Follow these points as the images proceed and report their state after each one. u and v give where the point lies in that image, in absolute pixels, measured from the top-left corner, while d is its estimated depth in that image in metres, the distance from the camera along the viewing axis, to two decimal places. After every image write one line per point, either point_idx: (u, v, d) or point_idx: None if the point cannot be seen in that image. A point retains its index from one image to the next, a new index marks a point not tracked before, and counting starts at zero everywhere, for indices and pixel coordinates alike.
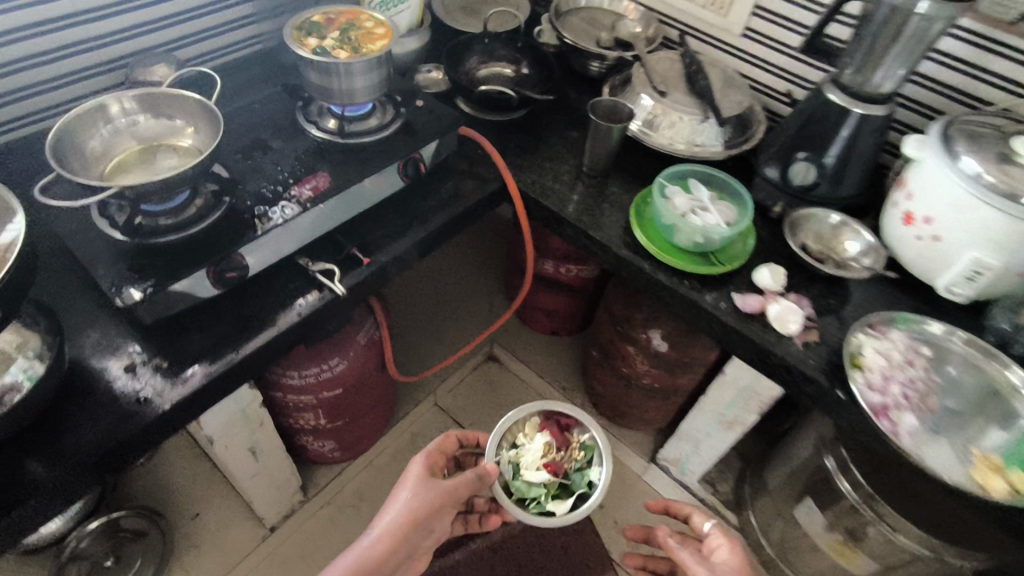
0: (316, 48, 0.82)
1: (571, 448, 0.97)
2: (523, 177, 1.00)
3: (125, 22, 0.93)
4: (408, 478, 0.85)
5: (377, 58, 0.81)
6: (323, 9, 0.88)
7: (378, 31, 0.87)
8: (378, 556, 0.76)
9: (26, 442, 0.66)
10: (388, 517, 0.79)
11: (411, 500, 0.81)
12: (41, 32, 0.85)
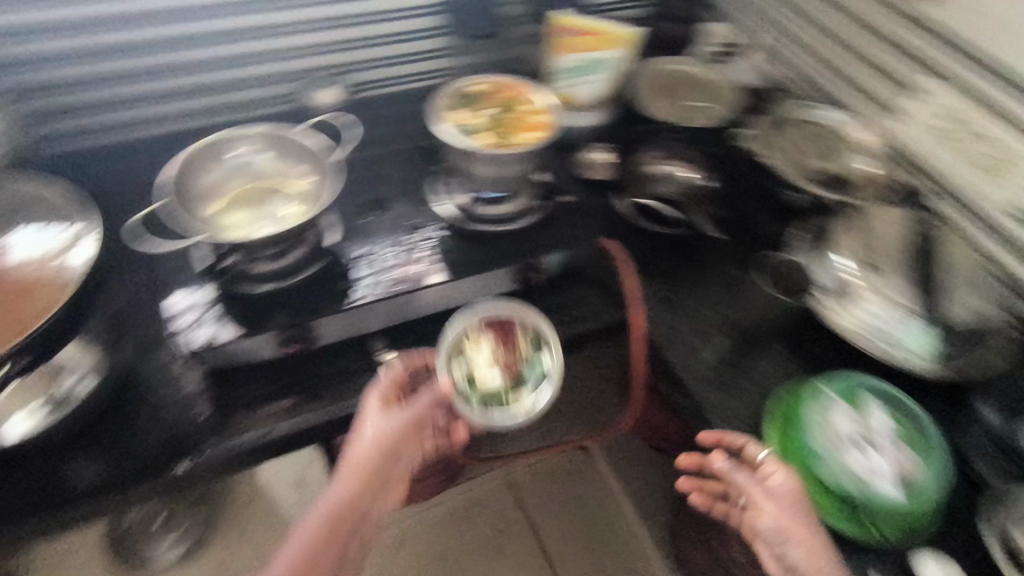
0: (458, 125, 0.77)
1: (527, 351, 0.72)
2: (653, 314, 0.85)
3: (311, 41, 0.96)
4: (369, 410, 0.68)
5: (515, 151, 0.72)
6: (486, 79, 0.82)
7: (532, 116, 0.78)
8: (342, 516, 0.63)
9: (54, 452, 0.65)
10: (351, 459, 0.66)
11: (371, 437, 0.66)
12: (231, 38, 0.91)
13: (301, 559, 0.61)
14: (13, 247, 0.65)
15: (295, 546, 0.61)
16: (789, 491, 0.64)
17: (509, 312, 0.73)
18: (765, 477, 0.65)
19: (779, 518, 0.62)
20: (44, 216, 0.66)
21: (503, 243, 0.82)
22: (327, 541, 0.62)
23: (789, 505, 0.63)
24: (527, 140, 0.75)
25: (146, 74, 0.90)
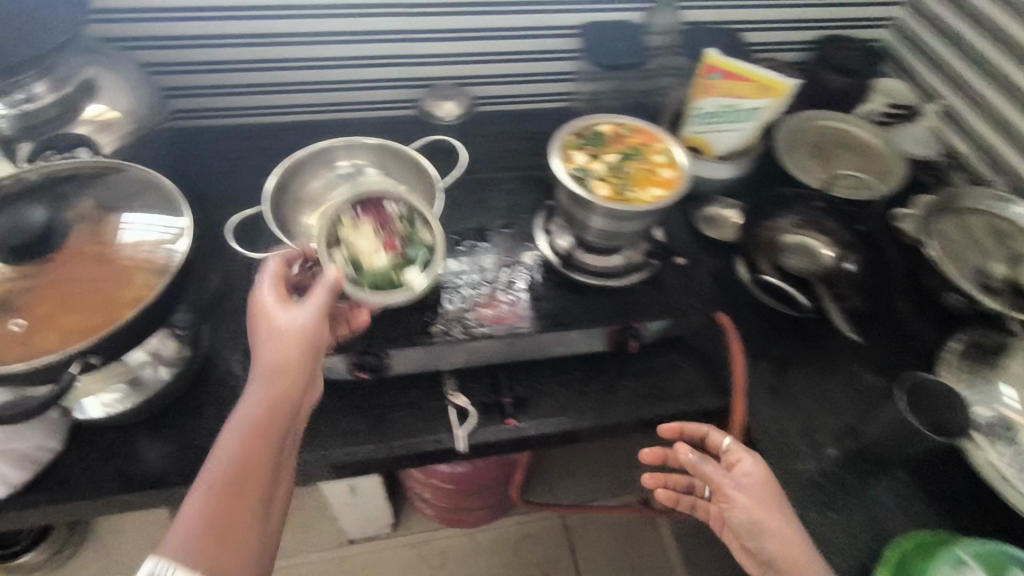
0: (578, 169, 0.68)
1: (389, 223, 0.65)
2: (759, 407, 0.75)
3: (448, 50, 0.94)
4: (265, 311, 0.56)
5: (638, 212, 0.64)
6: (620, 120, 0.73)
7: (663, 171, 0.69)
8: (271, 427, 0.51)
9: (129, 431, 0.66)
10: (265, 362, 0.54)
11: (279, 335, 0.55)
12: (369, 40, 0.91)
13: (220, 482, 0.48)
14: (125, 227, 0.61)
15: (216, 472, 0.48)
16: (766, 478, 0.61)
17: (366, 200, 0.65)
18: (742, 466, 0.62)
19: (761, 512, 0.59)
20: (161, 204, 0.63)
21: (602, 295, 0.75)
22: (259, 457, 0.50)
23: (767, 492, 0.60)
24: (651, 199, 0.66)
25: (274, 63, 0.90)
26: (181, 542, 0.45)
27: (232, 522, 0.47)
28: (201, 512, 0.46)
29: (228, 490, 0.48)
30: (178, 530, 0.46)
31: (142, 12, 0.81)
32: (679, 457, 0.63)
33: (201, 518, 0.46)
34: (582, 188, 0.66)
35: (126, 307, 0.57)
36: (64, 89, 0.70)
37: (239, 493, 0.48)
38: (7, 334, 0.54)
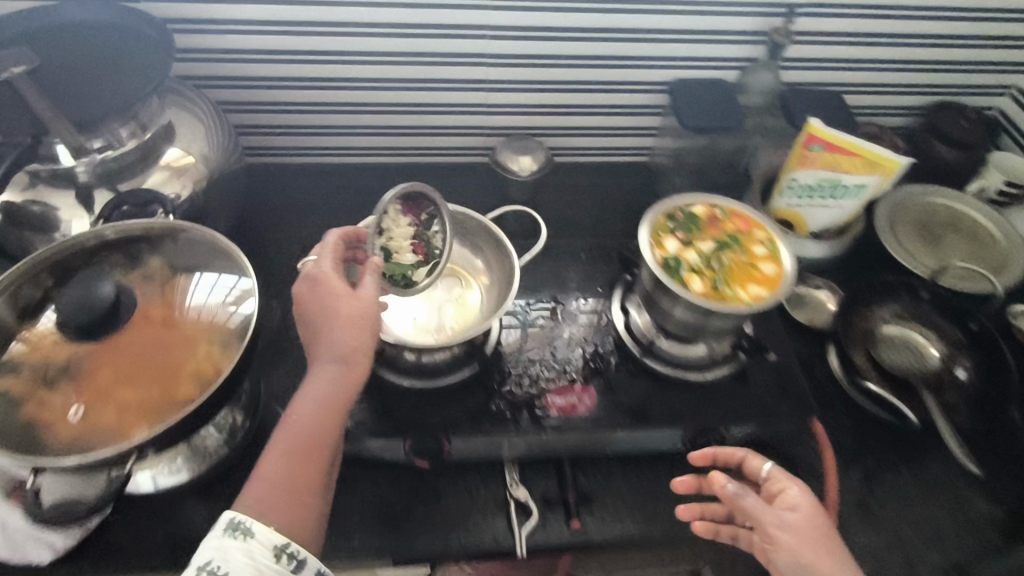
0: (670, 257, 0.62)
1: (424, 226, 0.66)
2: (853, 532, 0.67)
3: (532, 101, 0.88)
4: (326, 285, 0.57)
5: (739, 314, 0.58)
6: (715, 199, 0.67)
7: (763, 266, 0.63)
8: (336, 396, 0.53)
9: (179, 497, 0.63)
10: (327, 333, 0.55)
11: (342, 309, 0.55)
12: (451, 87, 0.85)
13: (291, 443, 0.51)
14: (196, 289, 0.60)
15: (288, 433, 0.51)
16: (815, 513, 0.54)
17: (414, 208, 0.66)
18: (790, 500, 0.55)
19: (811, 552, 0.51)
20: (230, 265, 0.60)
21: (685, 394, 0.69)
22: (327, 422, 0.52)
23: (818, 529, 0.53)
24: (750, 301, 0.60)
25: (346, 106, 0.86)
26: (261, 497, 0.48)
27: (304, 481, 0.50)
28: (278, 472, 0.49)
29: (299, 451, 0.51)
30: (255, 485, 0.49)
31: (217, 55, 0.78)
32: (717, 485, 0.56)
33: (278, 476, 0.49)
34: (675, 284, 0.61)
35: (187, 377, 0.55)
36: (143, 135, 0.66)
37: (309, 453, 0.51)
38: (67, 400, 0.52)
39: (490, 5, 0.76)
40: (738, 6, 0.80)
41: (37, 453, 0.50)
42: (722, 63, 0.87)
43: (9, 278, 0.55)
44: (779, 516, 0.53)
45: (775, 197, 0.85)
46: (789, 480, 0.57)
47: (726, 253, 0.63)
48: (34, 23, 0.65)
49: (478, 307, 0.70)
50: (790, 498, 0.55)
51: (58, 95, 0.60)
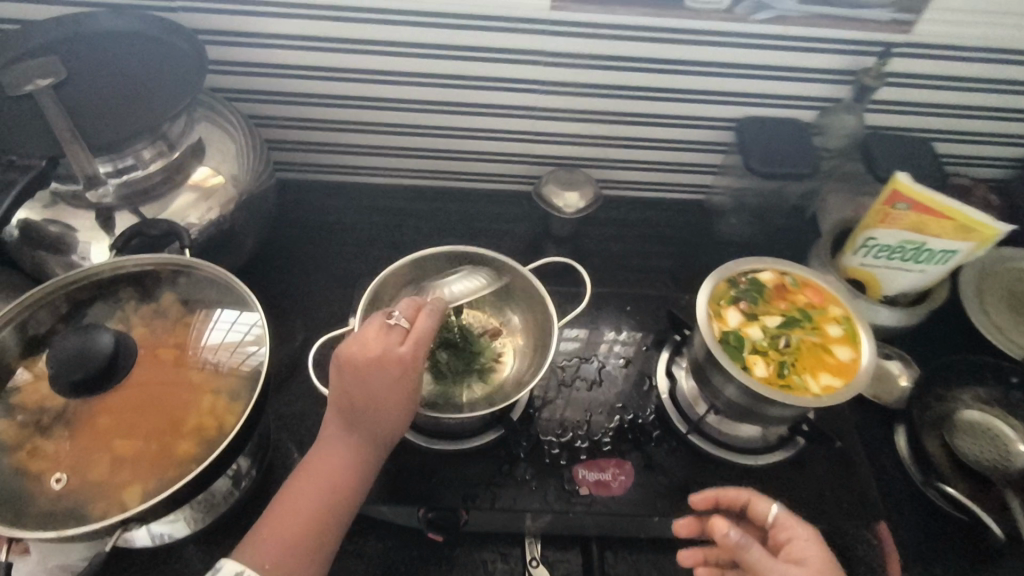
0: (730, 334, 0.57)
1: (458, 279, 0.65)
2: None
3: (585, 131, 0.82)
4: (410, 372, 0.50)
5: (807, 408, 0.52)
6: (784, 267, 0.62)
7: (837, 351, 0.57)
8: (368, 465, 0.51)
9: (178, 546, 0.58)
10: (386, 414, 0.50)
11: (411, 395, 0.51)
12: (500, 113, 0.80)
13: (316, 507, 0.49)
14: (211, 327, 0.56)
15: (314, 497, 0.49)
16: (825, 566, 0.50)
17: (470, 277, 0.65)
18: (800, 553, 0.51)
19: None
20: (246, 305, 0.56)
21: (732, 480, 0.62)
22: (356, 490, 0.50)
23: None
24: (819, 390, 0.54)
25: (384, 126, 0.82)
26: (276, 559, 0.46)
27: (323, 547, 0.48)
28: (296, 534, 0.47)
29: (322, 515, 0.48)
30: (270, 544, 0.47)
31: (253, 68, 0.74)
32: (718, 532, 0.51)
33: (298, 538, 0.47)
34: (736, 363, 0.55)
35: (189, 431, 0.50)
36: (169, 154, 0.62)
37: (331, 518, 0.49)
38: (59, 449, 0.48)
39: (545, 30, 0.70)
40: (822, 43, 0.71)
41: (23, 513, 0.46)
42: (798, 102, 0.79)
43: (17, 308, 0.52)
44: (787, 569, 0.49)
45: (847, 254, 0.76)
46: (799, 529, 0.53)
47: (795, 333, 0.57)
48: (68, 36, 0.63)
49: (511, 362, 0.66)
50: (800, 551, 0.51)
51: (83, 114, 0.57)
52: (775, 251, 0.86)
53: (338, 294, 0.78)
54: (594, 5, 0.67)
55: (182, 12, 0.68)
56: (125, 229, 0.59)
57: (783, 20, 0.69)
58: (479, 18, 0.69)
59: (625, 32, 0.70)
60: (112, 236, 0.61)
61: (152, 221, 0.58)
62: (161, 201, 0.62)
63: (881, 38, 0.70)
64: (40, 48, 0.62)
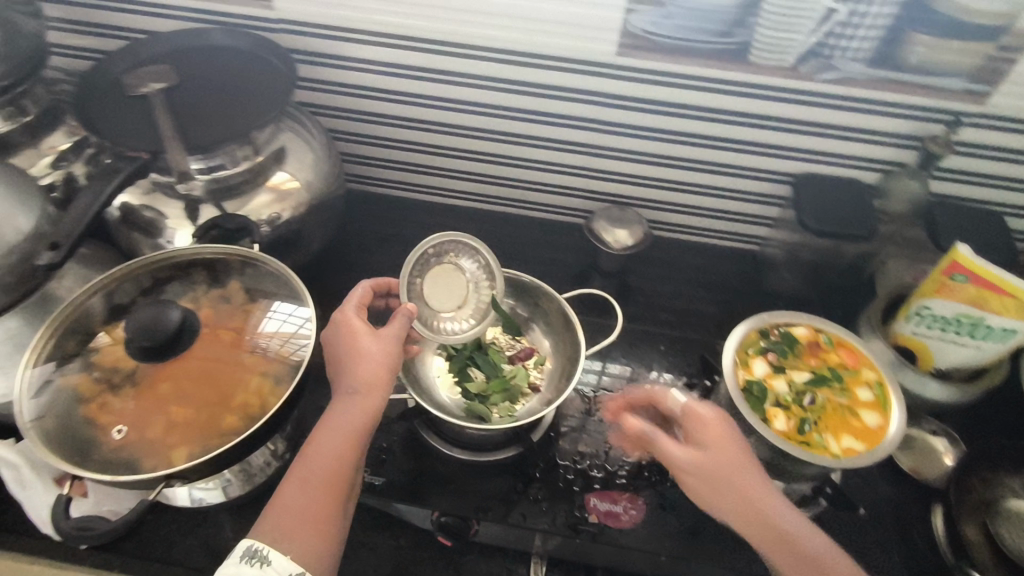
0: (756, 384, 0.58)
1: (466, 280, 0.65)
2: None
3: (639, 173, 0.84)
4: (348, 327, 0.56)
5: (824, 466, 0.53)
6: (820, 323, 0.62)
7: (864, 416, 0.57)
8: (344, 423, 0.51)
9: (213, 513, 0.63)
10: (346, 367, 0.54)
11: (359, 344, 0.54)
12: (559, 148, 0.83)
13: (301, 472, 0.49)
14: (269, 317, 0.61)
15: (302, 466, 0.50)
16: (722, 442, 0.52)
17: (455, 239, 0.64)
18: (702, 436, 0.52)
19: (721, 495, 0.51)
20: (300, 298, 0.61)
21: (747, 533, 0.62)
22: (335, 449, 0.50)
23: (728, 464, 0.51)
24: (840, 452, 0.54)
25: (450, 150, 0.87)
26: (271, 526, 0.47)
27: (315, 510, 0.48)
28: (290, 499, 0.48)
29: (306, 475, 0.49)
30: (266, 517, 0.48)
31: (338, 87, 0.81)
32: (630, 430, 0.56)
33: (294, 507, 0.48)
34: (757, 414, 0.56)
35: (235, 407, 0.56)
36: (255, 157, 0.69)
37: (313, 480, 0.49)
38: (124, 407, 0.54)
39: (609, 74, 0.73)
40: (887, 107, 0.71)
41: (85, 457, 0.52)
42: (860, 162, 0.78)
43: (107, 279, 0.60)
44: (677, 450, 0.52)
45: (900, 320, 0.73)
46: (704, 413, 0.53)
47: (822, 391, 0.58)
48: (184, 48, 0.72)
49: (537, 381, 0.68)
50: (700, 433, 0.53)
51: (185, 117, 0.66)
52: (825, 309, 0.85)
53: None
54: (657, 54, 0.70)
55: (282, 35, 0.76)
56: (206, 221, 0.67)
57: (848, 81, 0.69)
58: (547, 58, 0.73)
59: (686, 81, 0.72)
60: (195, 225, 0.68)
61: (232, 216, 0.67)
62: (240, 199, 0.69)
63: (952, 107, 0.69)
64: (160, 57, 0.71)
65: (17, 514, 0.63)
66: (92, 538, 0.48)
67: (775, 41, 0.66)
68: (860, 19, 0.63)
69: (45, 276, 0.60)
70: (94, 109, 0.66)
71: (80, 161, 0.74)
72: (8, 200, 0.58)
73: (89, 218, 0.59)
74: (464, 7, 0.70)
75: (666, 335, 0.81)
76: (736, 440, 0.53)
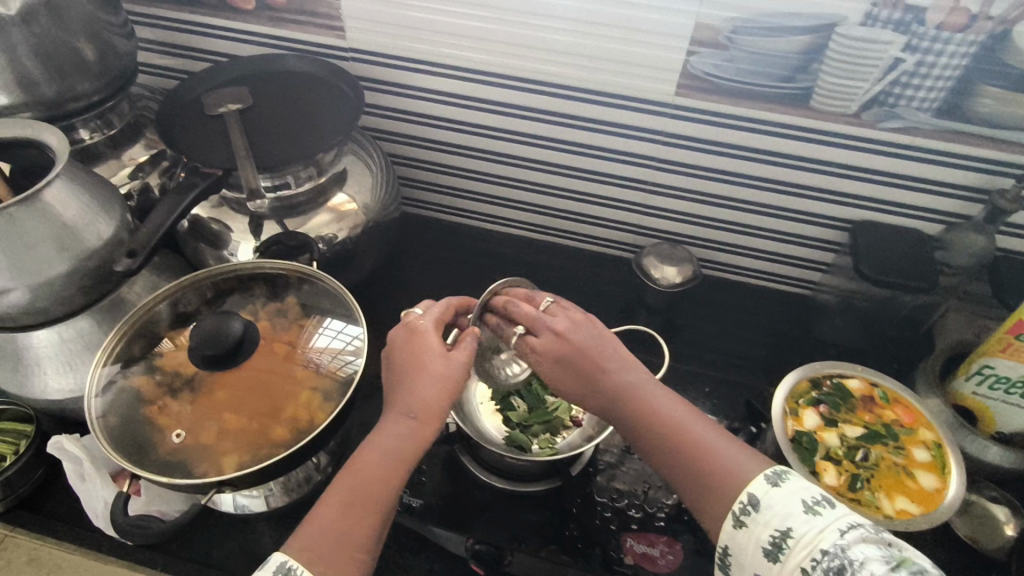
0: (808, 435, 0.57)
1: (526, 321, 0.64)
2: None
3: (690, 211, 0.84)
4: (422, 341, 0.54)
5: (878, 527, 0.51)
6: (877, 378, 0.62)
7: (921, 477, 0.55)
8: (395, 446, 0.51)
9: (253, 522, 0.64)
10: (407, 387, 0.53)
11: (425, 363, 0.53)
12: (611, 182, 0.84)
13: (343, 490, 0.48)
14: (321, 332, 0.63)
15: (347, 482, 0.49)
16: (558, 365, 0.54)
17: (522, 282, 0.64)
18: (544, 364, 0.55)
19: (596, 411, 0.54)
20: (353, 316, 0.63)
21: None
22: (381, 472, 0.49)
23: (570, 377, 0.54)
24: (894, 514, 0.52)
25: (504, 178, 0.89)
26: (306, 543, 0.46)
27: (350, 532, 0.47)
28: (327, 517, 0.47)
29: (347, 494, 0.48)
30: (306, 531, 0.47)
31: (400, 114, 0.84)
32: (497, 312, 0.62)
33: (332, 523, 0.47)
34: (807, 467, 0.54)
35: (286, 418, 0.57)
36: (318, 178, 0.72)
37: (355, 501, 0.48)
38: (181, 410, 0.57)
39: (667, 113, 0.74)
40: (953, 159, 0.69)
41: (144, 456, 0.54)
42: (923, 214, 0.76)
43: (174, 287, 0.63)
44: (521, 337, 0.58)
45: (960, 378, 0.71)
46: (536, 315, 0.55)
47: (876, 448, 0.56)
48: (261, 72, 0.76)
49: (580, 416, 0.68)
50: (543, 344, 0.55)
51: (258, 137, 0.69)
52: (880, 361, 0.82)
53: None
54: (717, 95, 0.70)
55: (352, 64, 0.80)
56: (268, 237, 0.70)
57: (913, 130, 0.68)
58: (604, 94, 0.74)
59: (745, 124, 0.72)
60: (258, 239, 0.71)
61: (293, 233, 0.69)
62: (302, 217, 0.72)
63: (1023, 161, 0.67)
64: (238, 80, 0.75)
65: (72, 505, 0.66)
66: (148, 535, 0.50)
67: (838, 87, 0.66)
68: (928, 70, 0.62)
69: (117, 281, 0.64)
70: (175, 125, 0.70)
71: (156, 172, 0.78)
72: (94, 206, 0.61)
73: (162, 232, 0.62)
74: (527, 44, 0.72)
75: (711, 376, 0.80)
76: (577, 362, 0.53)
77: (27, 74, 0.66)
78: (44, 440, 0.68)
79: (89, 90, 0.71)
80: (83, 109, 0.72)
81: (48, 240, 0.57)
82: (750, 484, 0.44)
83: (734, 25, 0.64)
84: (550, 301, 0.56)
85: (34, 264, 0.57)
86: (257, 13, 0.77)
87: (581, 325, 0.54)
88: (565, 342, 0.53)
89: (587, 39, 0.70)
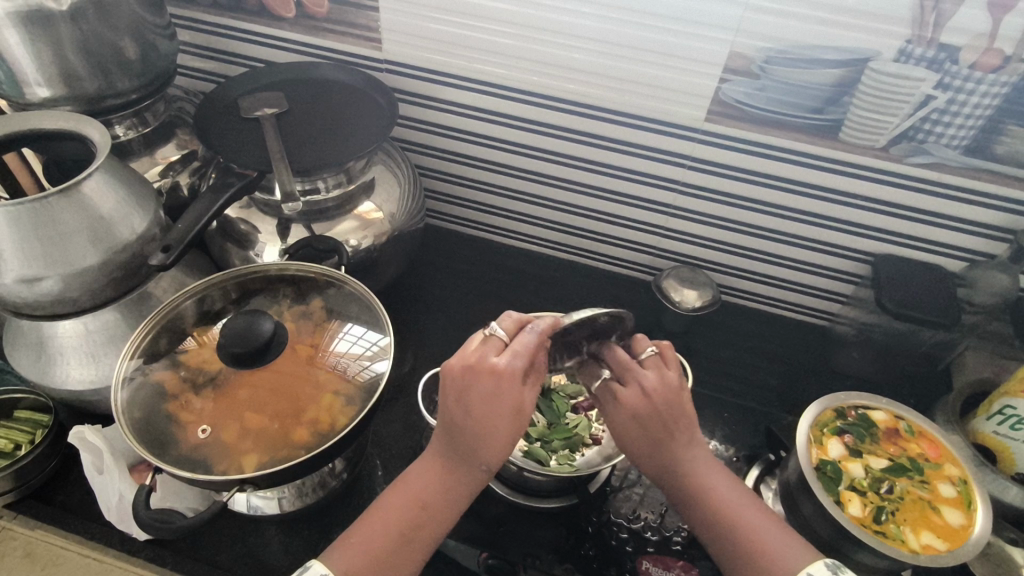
0: (836, 468, 0.59)
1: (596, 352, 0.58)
2: None
3: (712, 235, 0.85)
4: (503, 385, 0.49)
5: (903, 562, 0.52)
6: (906, 415, 0.64)
7: (947, 513, 0.57)
8: (454, 492, 0.51)
9: (263, 522, 0.64)
10: (470, 436, 0.50)
11: (505, 417, 0.50)
12: (634, 205, 0.85)
13: (401, 522, 0.50)
14: (342, 337, 0.63)
15: (396, 511, 0.51)
16: (635, 418, 0.54)
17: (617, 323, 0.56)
18: (619, 415, 0.55)
19: (656, 472, 0.55)
20: (378, 323, 0.63)
21: None
22: (439, 512, 0.51)
23: (639, 436, 0.54)
24: (919, 548, 0.54)
25: (529, 195, 0.90)
26: (349, 563, 0.48)
27: (399, 565, 0.49)
28: (375, 543, 0.49)
29: (405, 530, 0.50)
30: (350, 544, 0.49)
31: (430, 127, 0.86)
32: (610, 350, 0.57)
33: (371, 547, 0.49)
34: (830, 496, 0.57)
35: (307, 421, 0.57)
36: (347, 186, 0.73)
37: (412, 538, 0.50)
38: (203, 408, 0.57)
39: (695, 139, 0.75)
40: (981, 197, 0.69)
41: (166, 453, 0.54)
42: (946, 250, 0.76)
43: (202, 283, 0.63)
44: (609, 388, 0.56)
45: (980, 417, 0.68)
46: (638, 374, 0.54)
47: (902, 482, 0.58)
48: (296, 79, 0.78)
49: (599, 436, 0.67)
50: (629, 404, 0.54)
51: (292, 142, 0.70)
52: (897, 396, 0.82)
53: (452, 335, 0.84)
54: (745, 123, 0.71)
55: (384, 75, 0.81)
56: (297, 239, 0.70)
57: (941, 167, 0.68)
58: (633, 116, 0.75)
59: (771, 153, 0.73)
60: (284, 242, 0.71)
61: (323, 237, 0.69)
62: (329, 222, 0.72)
63: None
64: (275, 85, 0.77)
65: (83, 497, 0.66)
66: (169, 531, 0.49)
67: (867, 122, 0.67)
68: (959, 108, 0.63)
69: (147, 274, 0.65)
70: (211, 126, 0.71)
71: (187, 171, 0.79)
72: (130, 200, 0.62)
73: (196, 230, 0.62)
74: (560, 65, 0.73)
75: (727, 401, 0.79)
76: (655, 424, 0.53)
77: (72, 69, 0.67)
78: (61, 431, 0.68)
79: (129, 88, 0.72)
80: (121, 106, 0.73)
81: (82, 232, 0.58)
82: (811, 566, 0.48)
83: (769, 55, 0.65)
84: (653, 352, 0.56)
85: (67, 255, 0.57)
86: (296, 22, 0.79)
87: (671, 388, 0.54)
88: (649, 402, 0.53)
89: (620, 62, 0.71)
